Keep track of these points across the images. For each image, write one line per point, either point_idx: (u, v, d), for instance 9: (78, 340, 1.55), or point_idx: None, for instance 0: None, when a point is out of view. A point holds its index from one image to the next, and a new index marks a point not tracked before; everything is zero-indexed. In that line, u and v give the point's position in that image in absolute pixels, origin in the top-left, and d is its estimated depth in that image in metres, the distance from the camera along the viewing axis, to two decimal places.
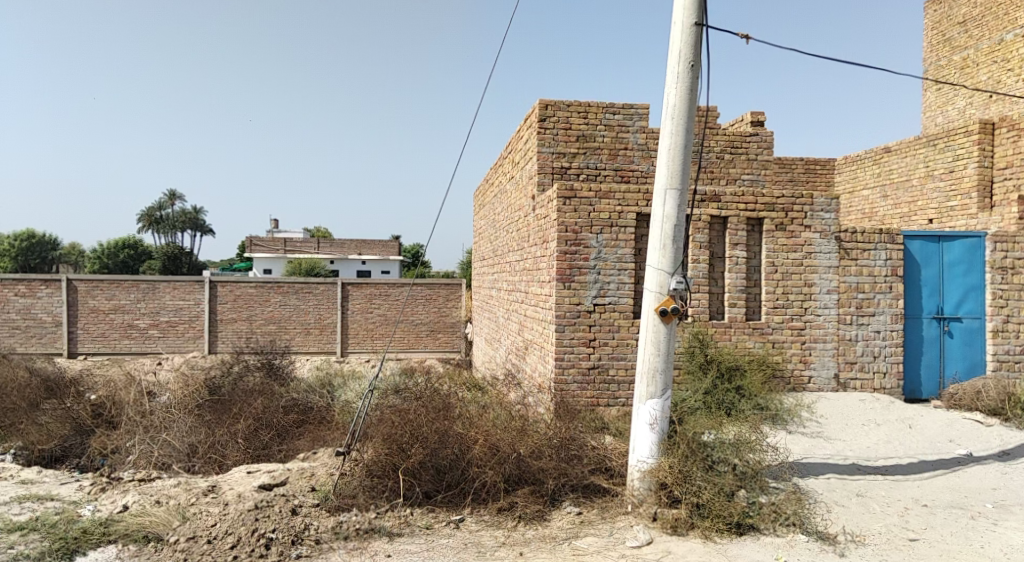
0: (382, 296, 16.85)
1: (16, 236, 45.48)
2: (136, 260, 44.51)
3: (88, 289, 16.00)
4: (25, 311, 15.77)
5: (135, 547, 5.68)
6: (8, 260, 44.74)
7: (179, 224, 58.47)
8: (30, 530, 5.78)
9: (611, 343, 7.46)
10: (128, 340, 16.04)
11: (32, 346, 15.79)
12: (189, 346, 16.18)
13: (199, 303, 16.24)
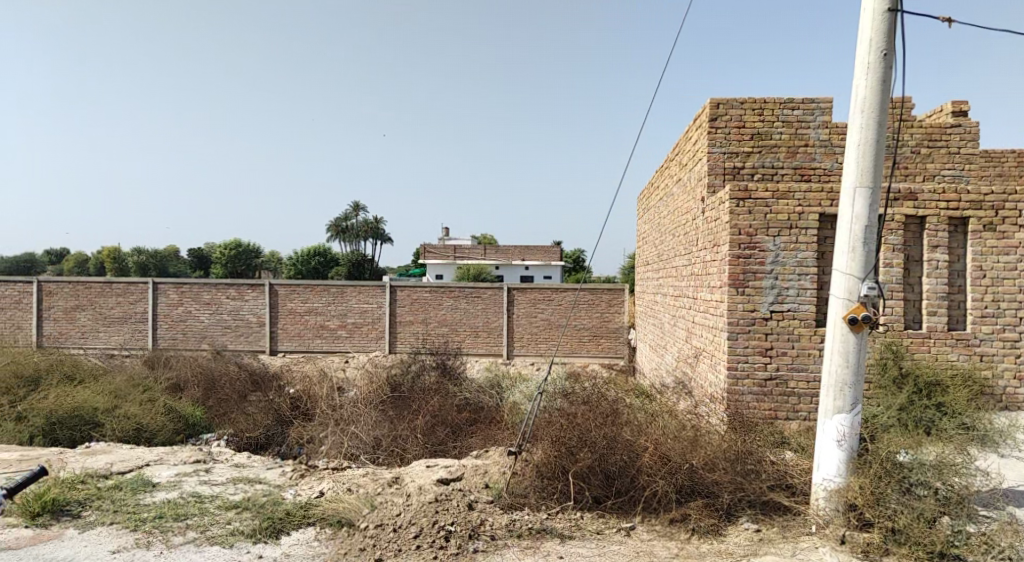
0: (546, 300, 17.10)
1: (227, 245, 51.42)
2: (326, 267, 48.60)
3: (286, 292, 17.65)
4: (235, 313, 17.67)
5: (330, 530, 6.16)
6: (220, 266, 50.67)
7: (361, 233, 62.91)
8: (243, 508, 6.45)
9: (791, 353, 7.06)
10: (320, 339, 17.51)
11: (240, 343, 17.71)
12: (371, 345, 17.39)
13: (380, 306, 17.38)
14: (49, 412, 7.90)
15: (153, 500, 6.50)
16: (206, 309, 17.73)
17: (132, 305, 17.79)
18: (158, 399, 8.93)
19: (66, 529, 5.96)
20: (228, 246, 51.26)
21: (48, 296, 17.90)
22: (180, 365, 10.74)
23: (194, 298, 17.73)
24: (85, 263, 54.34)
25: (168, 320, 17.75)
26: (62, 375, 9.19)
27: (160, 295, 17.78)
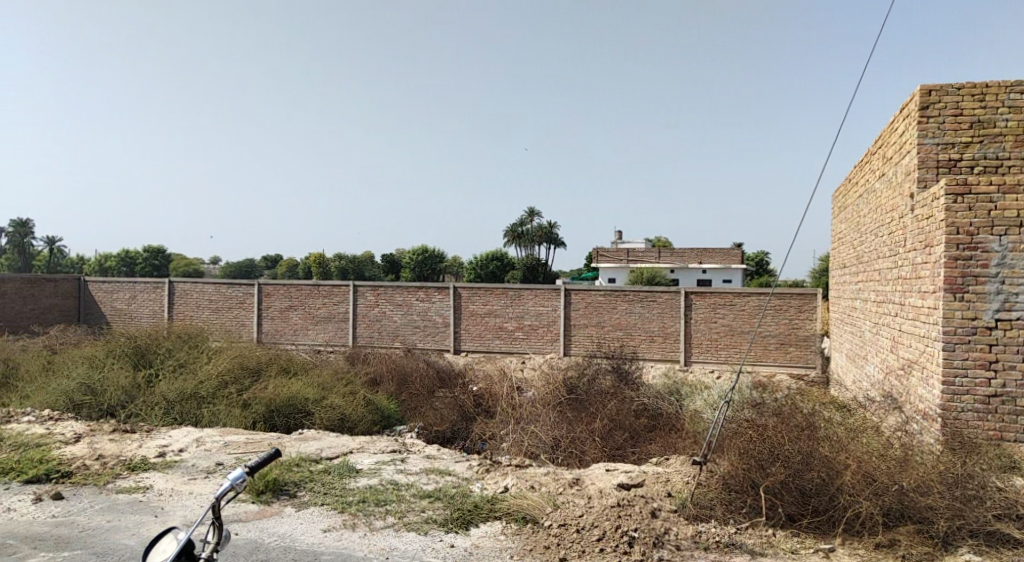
0: (728, 305, 16.46)
1: (413, 251, 55.04)
2: (502, 271, 50.42)
3: (469, 295, 18.48)
4: (424, 314, 18.79)
5: (516, 525, 6.34)
6: (407, 270, 54.52)
7: (536, 237, 64.40)
8: (435, 498, 6.83)
9: (1021, 367, 6.29)
10: (499, 341, 18.16)
11: (427, 341, 18.80)
12: (548, 347, 17.75)
13: (556, 309, 17.69)
14: (268, 401, 8.87)
15: (357, 485, 7.08)
16: (398, 309, 19.02)
17: (335, 305, 19.51)
18: (357, 393, 9.73)
19: (286, 507, 6.62)
20: (413, 251, 54.82)
21: (267, 296, 20.12)
22: (376, 362, 11.63)
23: (386, 300, 19.08)
24: (293, 266, 60.58)
25: (365, 319, 19.27)
26: (278, 367, 10.29)
27: (358, 296, 19.34)
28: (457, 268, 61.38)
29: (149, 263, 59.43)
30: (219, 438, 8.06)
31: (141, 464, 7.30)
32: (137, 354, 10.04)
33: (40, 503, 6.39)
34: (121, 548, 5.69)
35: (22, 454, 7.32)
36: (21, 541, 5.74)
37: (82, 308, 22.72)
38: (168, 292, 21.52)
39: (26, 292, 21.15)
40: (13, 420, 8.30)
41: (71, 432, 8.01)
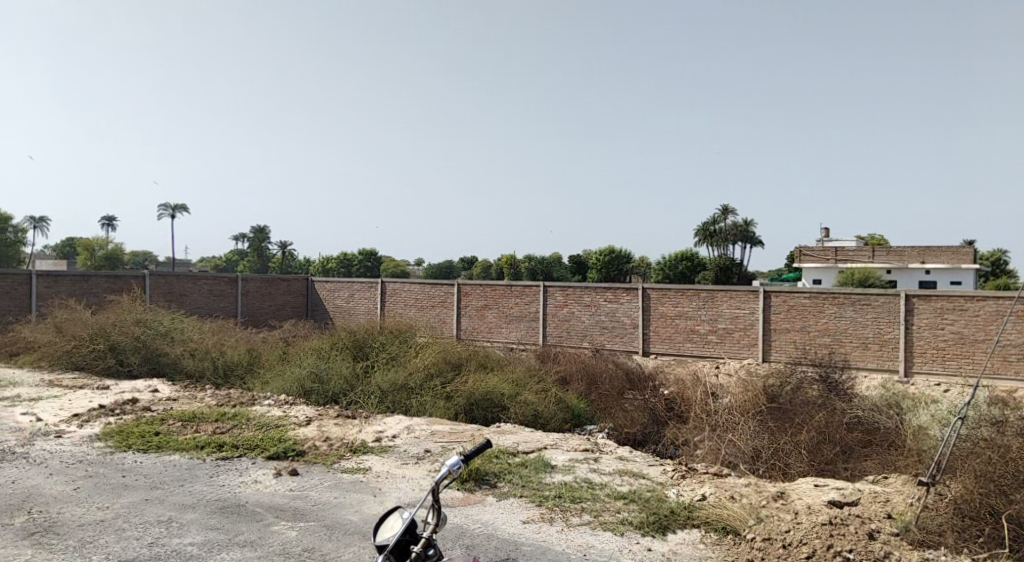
0: (957, 311, 14.73)
1: (602, 252, 55.47)
2: (694, 272, 49.59)
3: (659, 296, 18.24)
4: (613, 314, 18.84)
5: (716, 536, 6.14)
6: (595, 271, 55.06)
7: (730, 236, 62.16)
8: (630, 500, 6.82)
9: None
10: (691, 343, 17.72)
11: (616, 342, 18.82)
12: (745, 353, 17.03)
13: (754, 312, 16.92)
14: (469, 395, 9.39)
15: (553, 481, 7.26)
16: (587, 310, 19.21)
17: (527, 305, 20.19)
18: (549, 391, 10.00)
19: (488, 497, 6.95)
20: (601, 252, 55.22)
21: (464, 296, 21.31)
22: (567, 361, 11.88)
23: (576, 301, 19.37)
24: (488, 268, 63.72)
25: (555, 319, 19.71)
26: (477, 362, 10.86)
27: (549, 297, 19.84)
28: (646, 269, 60.79)
29: (363, 265, 65.53)
30: (426, 427, 8.66)
31: (360, 447, 8.05)
32: (356, 346, 11.10)
33: (280, 478, 7.25)
34: (346, 523, 6.31)
35: (265, 433, 8.37)
36: (266, 509, 6.54)
37: (309, 305, 25.81)
38: (380, 291, 23.67)
39: (265, 291, 24.33)
40: (257, 402, 9.54)
41: (303, 416, 9.02)
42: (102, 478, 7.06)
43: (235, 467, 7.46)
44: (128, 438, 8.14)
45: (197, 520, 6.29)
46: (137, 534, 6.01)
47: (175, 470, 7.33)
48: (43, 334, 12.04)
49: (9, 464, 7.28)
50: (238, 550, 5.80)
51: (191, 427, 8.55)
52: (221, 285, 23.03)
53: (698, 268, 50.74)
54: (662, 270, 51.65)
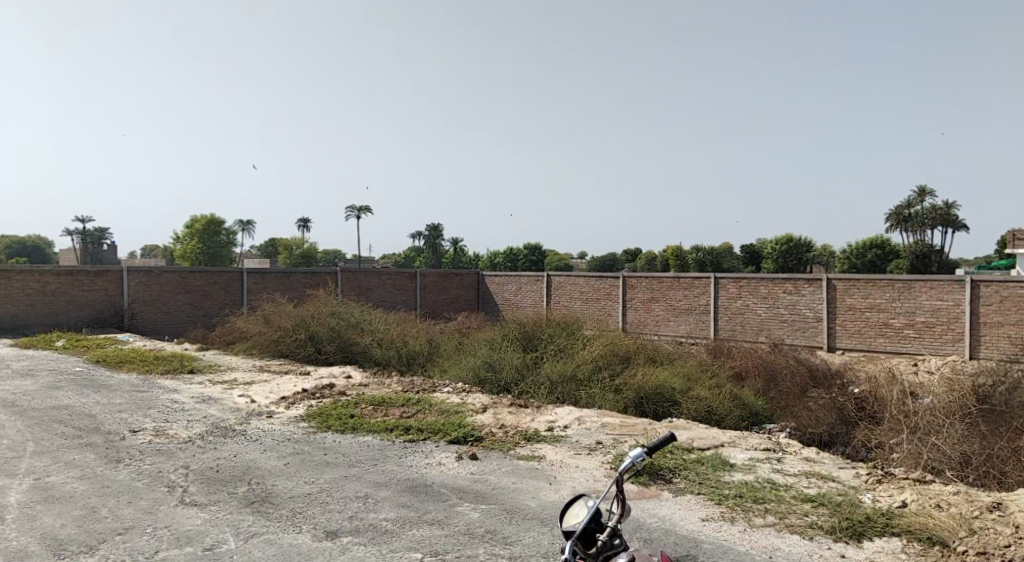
0: None
1: (778, 240, 52.82)
2: (885, 260, 45.81)
3: (845, 287, 17.27)
4: (792, 307, 18.19)
5: (920, 546, 5.62)
6: (771, 263, 52.49)
7: (927, 219, 56.51)
8: (819, 503, 6.42)
9: None
10: (884, 339, 16.57)
11: (797, 337, 18.11)
12: (948, 349, 15.57)
13: (959, 304, 15.40)
14: (639, 388, 9.32)
15: (732, 479, 7.00)
16: (763, 302, 18.70)
17: (697, 297, 20.04)
18: (724, 386, 9.71)
19: (664, 491, 6.83)
20: (778, 241, 52.68)
21: (632, 288, 21.64)
22: (741, 355, 11.47)
23: (750, 292, 18.91)
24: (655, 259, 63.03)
25: (727, 312, 19.38)
26: (646, 355, 10.75)
27: (720, 289, 19.58)
28: (829, 258, 56.88)
29: (530, 259, 67.20)
30: (597, 419, 8.70)
31: (534, 435, 8.25)
32: (525, 338, 11.43)
33: (461, 461, 7.61)
34: (525, 508, 6.50)
35: (446, 418, 8.83)
36: (450, 490, 6.90)
37: (479, 298, 27.12)
38: (547, 283, 24.43)
39: (441, 284, 25.84)
40: (436, 390, 10.10)
41: (480, 403, 9.41)
42: (307, 455, 7.81)
43: (420, 449, 7.94)
44: (326, 419, 8.93)
45: (389, 498, 6.76)
46: (339, 507, 6.57)
47: (368, 450, 7.94)
48: (254, 324, 13.56)
49: (231, 440, 8.25)
50: (427, 527, 6.17)
51: (380, 411, 9.21)
52: (402, 281, 24.61)
53: (888, 256, 46.62)
54: (847, 260, 48.03)
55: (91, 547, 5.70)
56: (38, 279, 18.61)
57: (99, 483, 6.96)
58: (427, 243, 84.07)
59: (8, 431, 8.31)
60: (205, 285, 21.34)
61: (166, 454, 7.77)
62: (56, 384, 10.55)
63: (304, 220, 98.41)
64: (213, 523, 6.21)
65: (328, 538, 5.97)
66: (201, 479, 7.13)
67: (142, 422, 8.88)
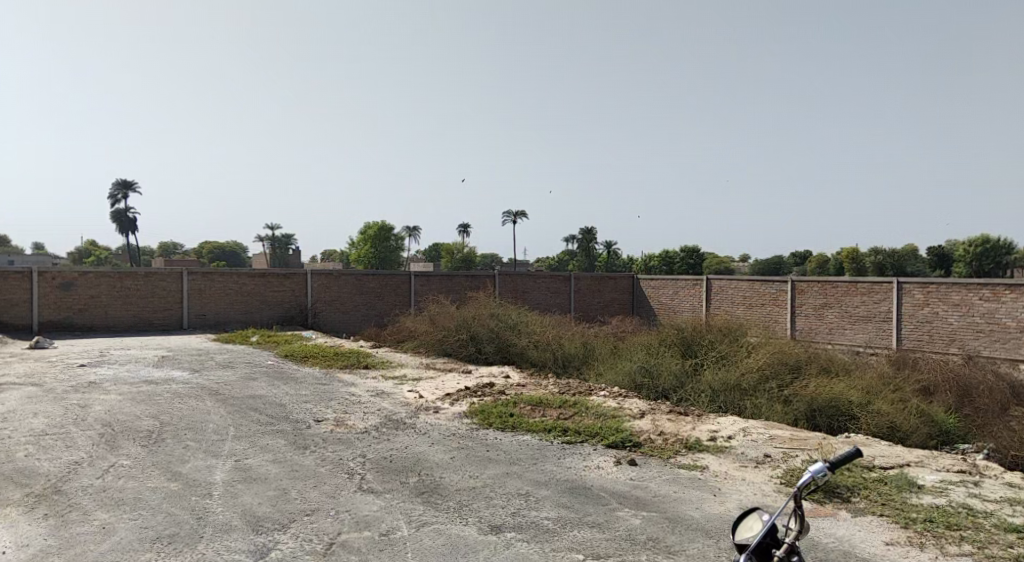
0: None
1: (971, 242, 47.66)
2: None
3: None
4: (989, 316, 16.41)
5: None
6: (962, 267, 47.48)
7: None
8: None
9: None
10: None
11: (997, 349, 16.30)
12: None
13: None
14: (811, 399, 8.80)
15: (921, 503, 6.42)
16: (956, 310, 17.08)
17: (876, 304, 18.74)
18: (909, 401, 8.92)
19: (841, 510, 6.40)
20: (971, 242, 47.58)
21: (801, 293, 20.67)
22: (930, 368, 10.48)
23: (940, 300, 17.33)
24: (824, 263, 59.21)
25: (912, 321, 17.92)
26: (818, 365, 10.11)
27: (903, 294, 18.15)
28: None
29: (687, 263, 65.52)
30: (763, 431, 8.32)
31: (696, 444, 8.04)
32: (684, 344, 11.18)
33: (621, 466, 7.58)
34: (688, 519, 6.35)
35: (604, 422, 8.83)
36: (611, 495, 6.89)
37: (634, 302, 26.90)
38: (709, 287, 23.85)
39: (595, 287, 25.92)
40: (594, 393, 10.14)
41: (638, 408, 9.33)
42: (471, 450, 8.12)
43: (579, 451, 8.00)
44: (488, 417, 9.24)
45: (550, 497, 6.87)
46: (503, 503, 6.77)
47: (528, 449, 8.12)
48: (421, 324, 14.34)
49: (402, 432, 8.77)
50: (588, 529, 6.20)
51: (539, 411, 9.39)
52: (557, 284, 24.95)
53: None
54: None
55: (283, 524, 6.28)
56: (237, 281, 20.80)
57: (289, 466, 7.67)
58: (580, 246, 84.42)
59: (214, 415, 9.37)
60: (377, 287, 22.79)
61: (345, 443, 8.41)
62: (251, 376, 11.76)
63: (464, 225, 102.16)
64: (387, 510, 6.63)
65: (492, 532, 6.17)
66: (376, 468, 7.64)
67: (323, 413, 9.67)
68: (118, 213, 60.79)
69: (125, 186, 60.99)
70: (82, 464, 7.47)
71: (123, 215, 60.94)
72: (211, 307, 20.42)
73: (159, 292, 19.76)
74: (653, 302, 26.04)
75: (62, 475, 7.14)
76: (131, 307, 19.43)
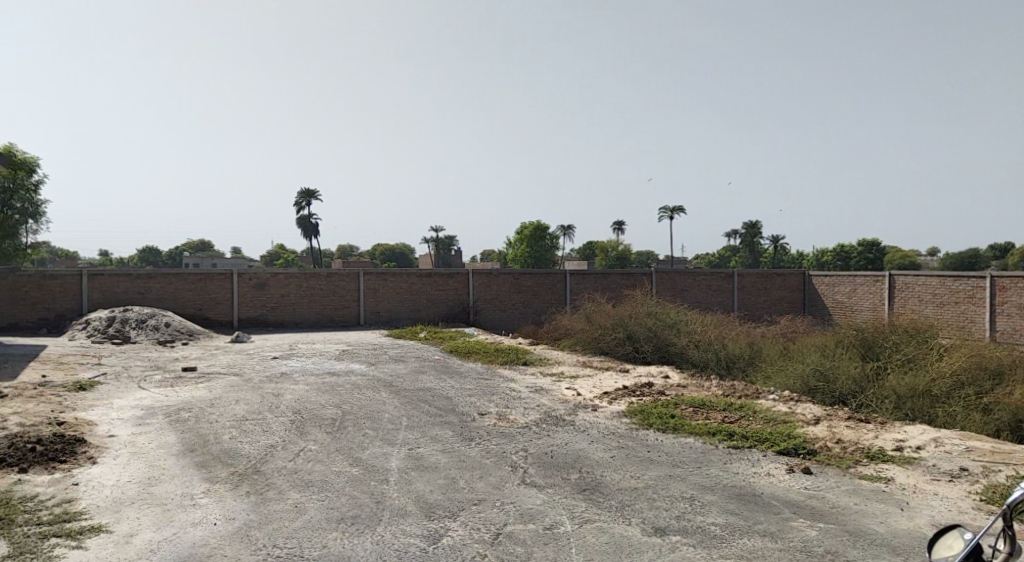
0: None
1: None
2: None
3: None
4: None
5: None
6: None
7: None
8: None
9: None
10: None
11: None
12: None
13: None
14: (1017, 409, 7.86)
15: None
16: None
17: None
18: None
19: None
20: None
21: (1003, 291, 18.52)
22: None
23: None
24: None
25: None
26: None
27: None
28: None
29: (864, 258, 60.67)
30: (959, 442, 7.55)
31: (879, 454, 7.45)
32: (863, 346, 10.41)
33: (793, 474, 7.20)
34: (871, 534, 5.90)
35: (774, 427, 8.43)
36: (782, 503, 6.56)
37: (806, 299, 25.47)
38: (890, 284, 22.11)
39: (761, 285, 24.74)
40: (762, 397, 9.71)
41: (811, 414, 8.82)
42: (632, 450, 8.07)
43: (747, 457, 7.70)
44: (649, 417, 9.14)
45: (716, 503, 6.67)
46: (667, 506, 6.67)
47: (692, 452, 7.93)
48: (578, 322, 14.45)
49: (562, 429, 8.90)
50: (759, 538, 5.95)
51: (702, 414, 9.14)
52: (719, 281, 24.09)
53: None
54: None
55: (453, 512, 6.60)
56: (404, 280, 22.07)
57: (457, 457, 8.04)
58: (742, 241, 80.89)
59: (387, 406, 10.03)
60: (535, 285, 23.22)
61: (507, 437, 8.68)
62: (419, 370, 12.45)
63: (620, 220, 101.07)
64: (551, 505, 6.76)
65: (657, 534, 6.10)
66: (538, 463, 7.81)
67: (487, 407, 10.03)
68: (303, 219, 66.55)
69: (308, 194, 66.67)
70: (277, 447, 8.28)
71: (307, 220, 66.64)
72: (382, 305, 21.85)
73: (337, 291, 21.44)
74: (827, 300, 24.58)
75: (261, 456, 7.96)
76: (315, 304, 21.24)
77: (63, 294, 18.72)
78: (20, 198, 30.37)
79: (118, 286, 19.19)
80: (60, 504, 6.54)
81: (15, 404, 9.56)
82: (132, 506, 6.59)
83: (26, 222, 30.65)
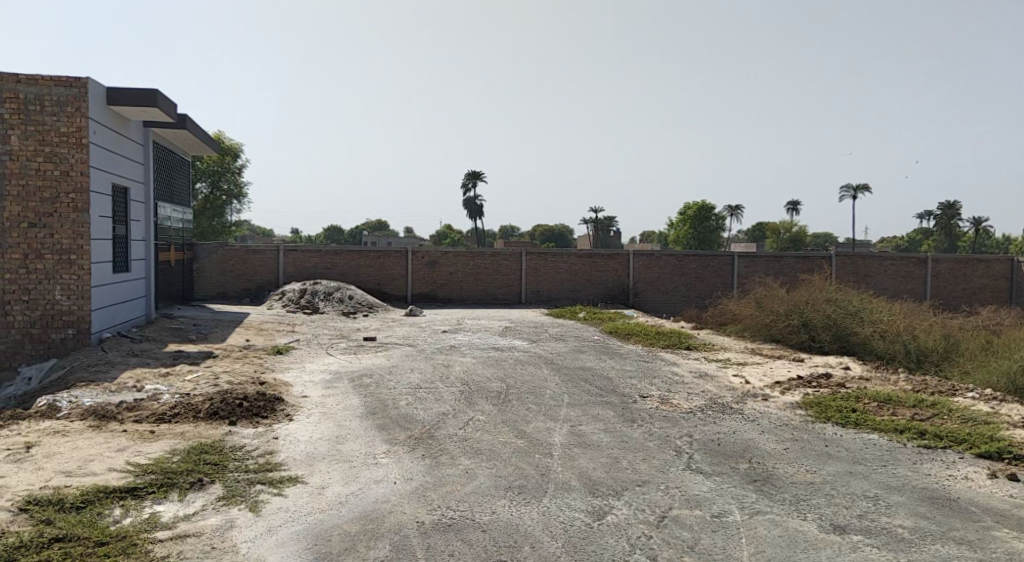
0: None
1: None
2: None
3: None
4: None
5: None
6: None
7: None
8: None
9: None
10: None
11: None
12: None
13: None
14: None
15: None
16: None
17: None
18: None
19: None
20: None
21: None
22: None
23: None
24: None
25: None
26: None
27: None
28: None
29: None
30: None
31: None
32: None
33: (997, 480, 6.46)
34: None
35: (973, 428, 7.60)
36: (984, 511, 5.92)
37: (1015, 288, 22.66)
38: None
39: (960, 271, 22.28)
40: (958, 394, 8.78)
41: (1019, 416, 7.85)
42: (807, 443, 7.61)
43: (940, 458, 7.01)
44: (826, 410, 8.57)
45: (904, 504, 6.13)
46: (847, 503, 6.23)
47: (875, 449, 7.35)
48: (747, 307, 13.79)
49: (729, 416, 8.59)
50: (955, 546, 5.41)
51: (887, 409, 8.43)
52: (908, 267, 22.00)
53: None
54: None
55: (617, 491, 6.60)
56: (566, 260, 22.25)
57: (620, 437, 8.02)
58: (937, 223, 73.17)
59: (550, 382, 10.22)
60: (699, 268, 22.49)
61: (671, 421, 8.51)
62: (581, 349, 12.53)
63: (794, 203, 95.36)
64: (719, 493, 6.56)
65: (835, 531, 5.73)
66: (704, 449, 7.60)
67: (649, 390, 9.92)
68: (469, 200, 69.07)
69: (474, 176, 69.10)
70: (448, 415, 8.71)
71: (473, 202, 68.91)
72: (543, 284, 22.21)
73: (501, 271, 22.07)
74: None
75: (433, 423, 8.42)
76: (480, 282, 22.02)
77: (262, 267, 20.80)
78: (228, 180, 34.13)
79: (307, 261, 21.01)
80: (263, 455, 7.33)
81: (226, 365, 10.81)
82: (323, 460, 7.23)
83: (231, 202, 34.42)
